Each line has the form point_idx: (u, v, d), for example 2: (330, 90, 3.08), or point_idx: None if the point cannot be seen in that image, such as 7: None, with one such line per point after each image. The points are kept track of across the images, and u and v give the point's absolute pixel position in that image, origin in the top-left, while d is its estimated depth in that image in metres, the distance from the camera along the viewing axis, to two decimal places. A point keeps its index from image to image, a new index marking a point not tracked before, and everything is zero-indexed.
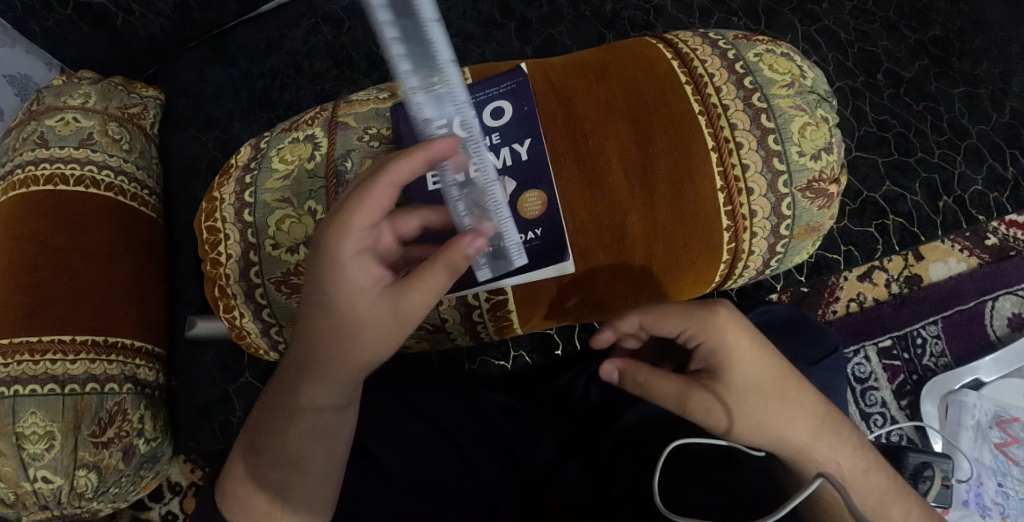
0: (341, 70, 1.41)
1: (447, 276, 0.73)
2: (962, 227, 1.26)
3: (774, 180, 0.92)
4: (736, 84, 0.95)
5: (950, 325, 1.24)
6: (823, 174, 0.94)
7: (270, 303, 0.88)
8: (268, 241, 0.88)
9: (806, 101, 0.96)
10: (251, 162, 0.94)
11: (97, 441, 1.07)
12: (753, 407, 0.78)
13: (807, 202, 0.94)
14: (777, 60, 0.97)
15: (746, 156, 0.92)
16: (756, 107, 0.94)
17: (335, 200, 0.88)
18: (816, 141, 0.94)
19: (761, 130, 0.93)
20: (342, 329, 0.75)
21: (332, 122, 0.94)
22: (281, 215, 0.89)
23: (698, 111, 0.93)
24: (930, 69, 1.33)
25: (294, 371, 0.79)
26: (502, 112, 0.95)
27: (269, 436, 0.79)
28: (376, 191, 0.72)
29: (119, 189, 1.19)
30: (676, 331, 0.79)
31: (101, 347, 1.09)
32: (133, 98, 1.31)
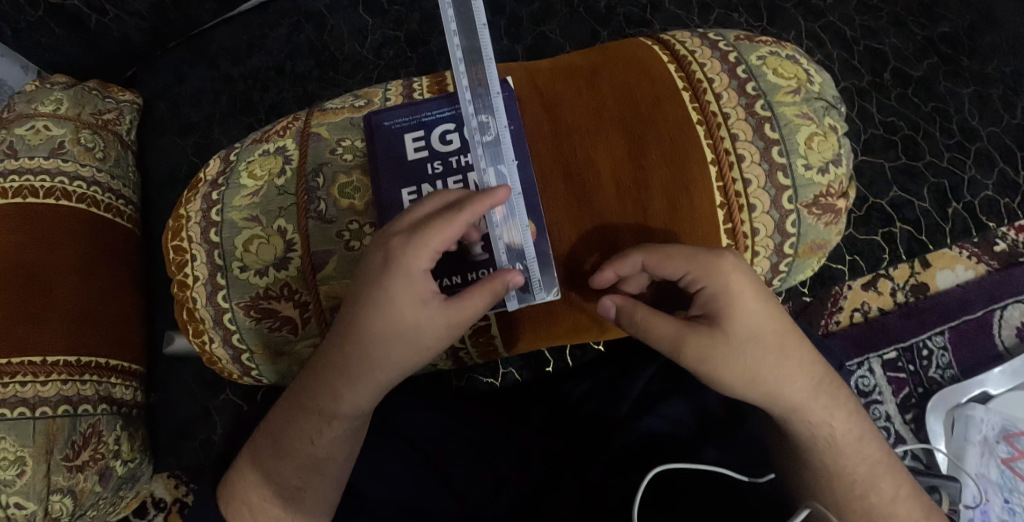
0: (323, 71, 1.36)
1: (490, 302, 0.75)
2: (971, 234, 1.21)
3: (777, 196, 0.86)
4: (738, 90, 0.88)
5: (957, 336, 1.19)
6: (831, 188, 0.87)
7: (239, 329, 0.84)
8: (235, 263, 0.83)
9: (813, 109, 0.88)
10: (219, 176, 0.89)
11: (71, 465, 1.03)
12: (750, 370, 0.76)
13: (813, 218, 0.87)
14: (782, 63, 0.90)
15: (748, 170, 0.85)
16: (761, 116, 0.87)
17: (305, 219, 0.83)
18: (823, 153, 0.87)
19: (765, 141, 0.86)
20: (390, 356, 0.75)
21: (304, 133, 0.88)
22: (248, 235, 0.84)
23: (697, 120, 0.87)
24: (939, 67, 1.27)
25: (327, 374, 0.78)
26: None
27: (295, 443, 0.80)
28: (439, 228, 0.73)
29: (92, 201, 1.15)
30: (679, 273, 0.77)
31: (74, 368, 1.05)
32: (108, 103, 1.26)
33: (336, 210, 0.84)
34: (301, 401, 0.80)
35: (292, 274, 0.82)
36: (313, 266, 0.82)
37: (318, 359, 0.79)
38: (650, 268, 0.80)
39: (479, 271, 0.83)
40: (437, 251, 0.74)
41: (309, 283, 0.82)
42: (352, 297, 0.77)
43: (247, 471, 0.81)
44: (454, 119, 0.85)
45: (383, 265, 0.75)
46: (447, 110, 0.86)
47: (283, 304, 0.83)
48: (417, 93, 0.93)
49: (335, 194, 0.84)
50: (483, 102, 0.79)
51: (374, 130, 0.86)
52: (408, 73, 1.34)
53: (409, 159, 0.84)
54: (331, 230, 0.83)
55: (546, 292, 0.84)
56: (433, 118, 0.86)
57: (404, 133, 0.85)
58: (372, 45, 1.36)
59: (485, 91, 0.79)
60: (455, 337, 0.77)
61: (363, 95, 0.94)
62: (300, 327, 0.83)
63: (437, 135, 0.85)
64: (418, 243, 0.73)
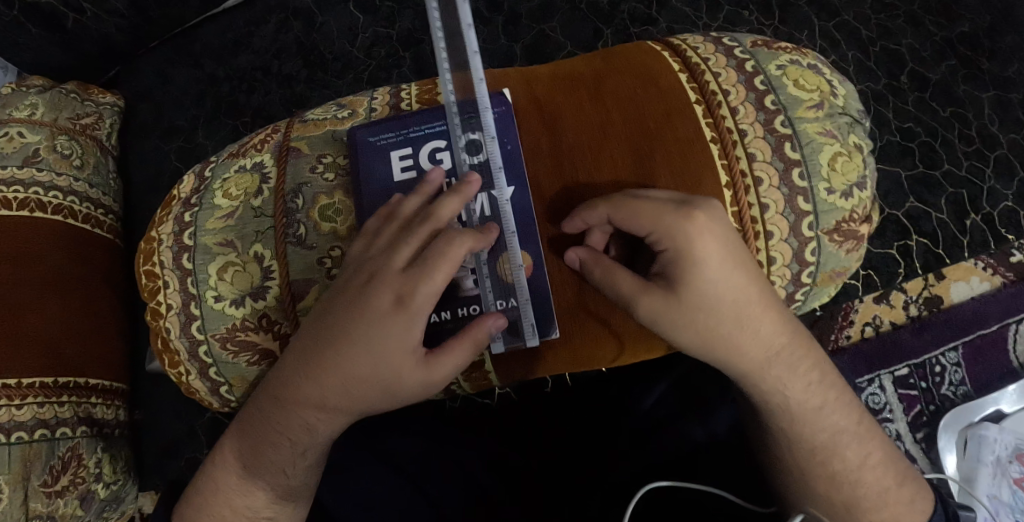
0: (312, 71, 1.30)
1: (470, 353, 0.68)
2: (989, 247, 1.16)
3: (797, 222, 0.77)
4: (756, 103, 0.79)
5: (971, 352, 1.14)
6: (855, 213, 0.78)
7: (215, 361, 0.79)
8: (209, 292, 0.78)
9: (838, 126, 0.79)
10: (194, 195, 0.84)
11: (49, 491, 0.98)
12: (705, 335, 0.70)
13: (834, 246, 0.78)
14: (804, 73, 0.81)
15: (765, 194, 0.76)
16: (781, 134, 0.77)
17: (283, 244, 0.78)
18: (847, 176, 0.77)
19: (785, 162, 0.76)
20: (374, 398, 0.68)
21: (283, 148, 0.83)
22: (223, 262, 0.79)
23: (710, 138, 0.77)
24: (958, 70, 1.22)
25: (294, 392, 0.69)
26: (479, 145, 0.77)
27: (270, 477, 0.73)
28: (439, 265, 0.66)
29: (69, 211, 1.08)
30: (644, 230, 0.70)
31: (52, 390, 1.00)
32: (87, 107, 1.21)
33: (317, 235, 0.78)
34: (269, 435, 0.72)
35: (270, 304, 0.78)
36: (293, 295, 0.77)
37: (284, 392, 0.70)
38: (616, 221, 0.72)
39: (468, 307, 0.75)
40: (434, 291, 0.66)
41: (289, 313, 0.77)
42: (333, 334, 0.68)
43: (217, 509, 0.74)
44: (443, 136, 0.79)
45: (378, 308, 0.66)
46: (437, 125, 0.79)
47: (260, 336, 0.78)
48: (406, 100, 0.87)
49: (316, 215, 0.79)
50: (472, 121, 0.77)
51: (358, 148, 0.80)
52: (400, 73, 1.28)
53: (396, 179, 0.78)
54: (311, 256, 0.78)
55: (540, 337, 0.76)
56: (420, 134, 0.79)
57: (390, 150, 0.79)
58: (362, 44, 1.30)
59: (474, 110, 0.77)
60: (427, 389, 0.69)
61: (346, 103, 0.88)
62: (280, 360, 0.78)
63: (426, 154, 0.78)
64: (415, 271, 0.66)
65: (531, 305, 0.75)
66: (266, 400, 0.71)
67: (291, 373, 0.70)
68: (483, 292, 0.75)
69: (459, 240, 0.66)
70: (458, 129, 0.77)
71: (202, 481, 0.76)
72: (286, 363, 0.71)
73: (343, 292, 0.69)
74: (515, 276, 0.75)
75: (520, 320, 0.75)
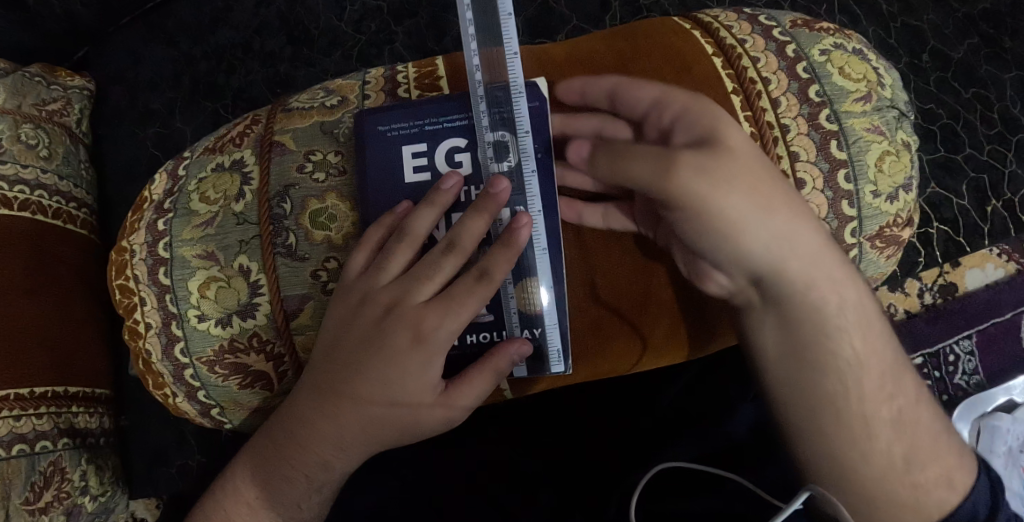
0: (297, 48, 1.20)
1: (492, 383, 0.65)
2: (1010, 235, 1.12)
3: (839, 229, 0.71)
4: (800, 94, 0.71)
5: (984, 340, 1.09)
6: (899, 217, 0.73)
7: (203, 385, 0.73)
8: (191, 311, 0.71)
9: (885, 121, 0.72)
10: (168, 197, 0.75)
11: (33, 509, 0.90)
12: (755, 187, 0.59)
13: (874, 253, 0.73)
14: (850, 60, 0.73)
15: (808, 197, 0.70)
16: (825, 130, 0.71)
17: (272, 256, 0.70)
18: (894, 177, 0.71)
19: (831, 162, 0.70)
20: (393, 436, 0.66)
21: (265, 143, 0.73)
22: (204, 277, 0.71)
23: (750, 134, 0.70)
24: (981, 49, 1.16)
25: (310, 422, 0.66)
26: (505, 147, 0.68)
27: (281, 512, 0.69)
28: (466, 301, 0.62)
29: (37, 207, 0.98)
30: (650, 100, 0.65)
31: (29, 401, 0.91)
32: (54, 91, 1.10)
33: (309, 245, 0.70)
34: (278, 472, 0.68)
35: (261, 325, 0.70)
36: (286, 312, 0.70)
37: (298, 428, 0.66)
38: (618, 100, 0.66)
39: (479, 333, 0.69)
40: (461, 326, 0.63)
41: (283, 334, 0.71)
42: (348, 371, 0.64)
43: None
44: (462, 133, 0.68)
45: (398, 346, 0.63)
46: (455, 118, 0.69)
47: (254, 359, 0.71)
48: (404, 88, 0.75)
49: (306, 222, 0.70)
50: (502, 116, 0.68)
51: (366, 141, 0.69)
52: (393, 51, 1.19)
53: (404, 182, 0.68)
54: (305, 269, 0.70)
55: (565, 365, 0.70)
56: (434, 129, 0.69)
57: (396, 147, 0.69)
58: (350, 18, 1.20)
59: (506, 98, 0.68)
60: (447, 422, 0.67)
61: (336, 88, 0.77)
62: (276, 382, 0.73)
63: (442, 153, 0.69)
64: (438, 306, 0.63)
65: (557, 330, 0.69)
66: (277, 435, 0.68)
67: (304, 408, 0.66)
68: (505, 316, 0.69)
69: (494, 269, 0.62)
70: (485, 119, 0.68)
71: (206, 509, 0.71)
72: (298, 392, 0.67)
73: (353, 326, 0.65)
74: (543, 301, 0.68)
75: (544, 344, 0.69)
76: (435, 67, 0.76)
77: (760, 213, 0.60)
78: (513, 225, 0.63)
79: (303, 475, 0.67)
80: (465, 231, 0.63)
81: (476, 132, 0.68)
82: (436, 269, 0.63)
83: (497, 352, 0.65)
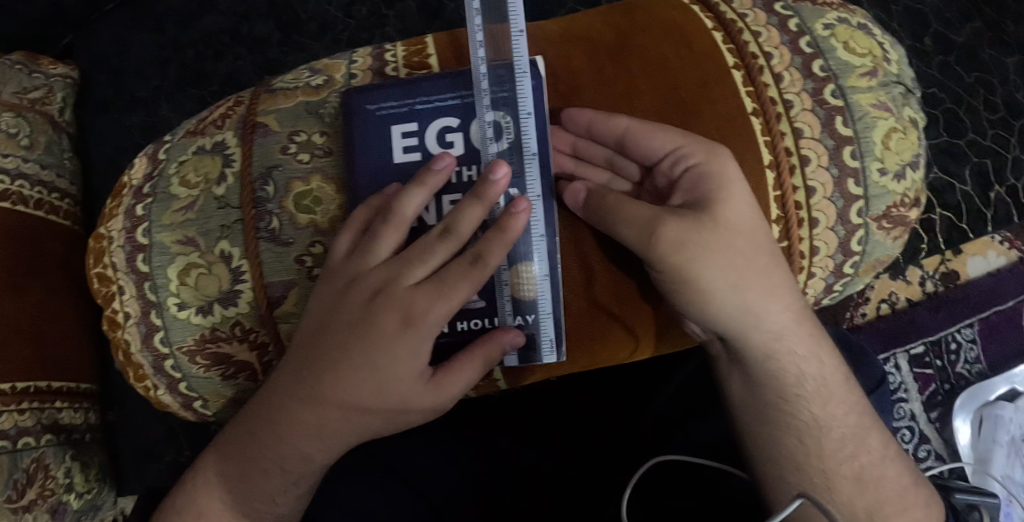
0: (285, 33, 1.18)
1: (483, 371, 0.63)
2: (1014, 222, 1.10)
3: (845, 209, 0.69)
4: (803, 70, 0.69)
5: (987, 328, 1.07)
6: (906, 197, 0.71)
7: (185, 377, 0.70)
8: (171, 299, 0.68)
9: (892, 97, 0.70)
10: (147, 181, 0.72)
11: (16, 508, 0.86)
12: (739, 267, 0.62)
13: (881, 234, 0.71)
14: (855, 35, 0.71)
15: (813, 175, 0.68)
16: (831, 106, 0.68)
17: (255, 240, 0.67)
18: (902, 155, 0.69)
19: (836, 139, 0.68)
20: (375, 425, 0.64)
21: (248, 124, 0.70)
22: (184, 264, 0.68)
23: (752, 110, 0.68)
24: (983, 32, 1.14)
25: (291, 409, 0.63)
26: (501, 128, 0.65)
27: (255, 506, 0.66)
28: (457, 286, 0.60)
29: (17, 197, 0.95)
30: (665, 150, 0.64)
31: (11, 397, 0.88)
32: (36, 79, 1.07)
33: (293, 229, 0.68)
34: (254, 462, 0.65)
35: (244, 312, 0.68)
36: (270, 300, 0.68)
37: (276, 416, 0.64)
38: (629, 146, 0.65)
39: (470, 320, 0.66)
40: (451, 311, 0.60)
41: (266, 322, 0.68)
42: (330, 358, 0.62)
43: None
44: (456, 113, 0.66)
45: (384, 332, 0.61)
46: (449, 96, 0.66)
47: (237, 348, 0.69)
48: (393, 62, 0.73)
49: (291, 206, 0.68)
50: (503, 95, 0.65)
51: (356, 119, 0.66)
52: (384, 37, 1.16)
53: (392, 163, 0.66)
54: (289, 254, 0.67)
55: (558, 353, 0.67)
56: (427, 108, 0.66)
57: (385, 126, 0.66)
58: (339, 2, 1.17)
59: (508, 77, 0.66)
60: (434, 412, 0.64)
61: (321, 67, 0.74)
62: (261, 372, 0.70)
63: (433, 132, 0.66)
64: (429, 290, 0.60)
65: (551, 319, 0.67)
66: (253, 425, 0.65)
67: (283, 397, 0.63)
68: (499, 303, 0.66)
69: (488, 253, 0.60)
70: (485, 97, 0.65)
71: (177, 503, 0.67)
72: (279, 379, 0.64)
73: (340, 310, 0.62)
74: (539, 286, 0.66)
75: (537, 334, 0.67)
76: (425, 45, 0.73)
77: (736, 290, 0.62)
78: (512, 209, 0.60)
79: (282, 466, 0.65)
80: (461, 217, 0.61)
81: (476, 111, 0.65)
82: (428, 253, 0.61)
83: (488, 341, 0.63)
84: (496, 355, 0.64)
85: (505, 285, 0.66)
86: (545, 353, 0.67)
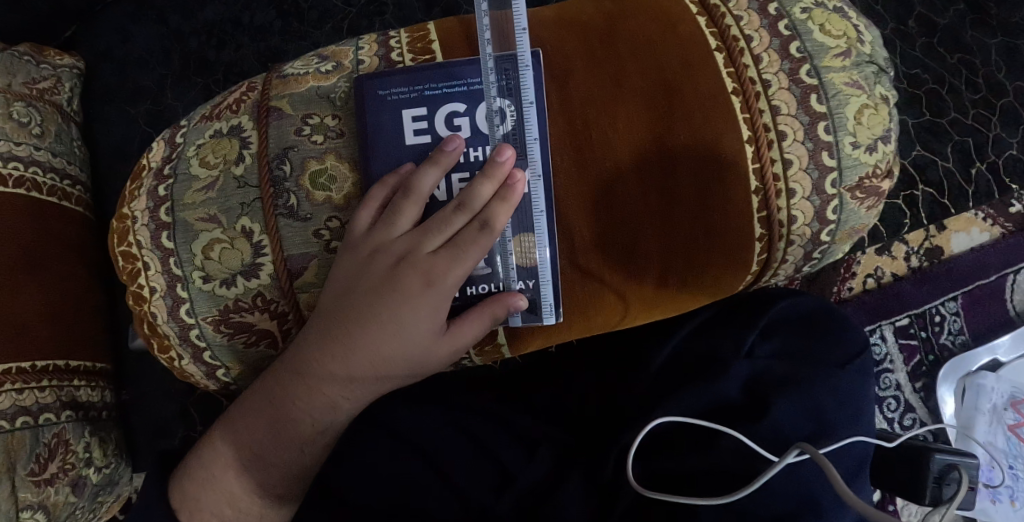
0: (287, 22, 1.21)
1: (490, 326, 0.68)
2: (993, 198, 1.14)
3: (820, 180, 0.72)
4: (781, 51, 0.72)
5: (969, 301, 1.13)
6: (878, 169, 0.74)
7: (209, 345, 0.75)
8: (195, 273, 0.72)
9: (864, 76, 0.73)
10: (166, 163, 0.76)
11: (39, 480, 0.91)
12: None
13: (855, 204, 0.74)
14: (831, 17, 0.74)
15: (789, 148, 0.71)
16: (806, 85, 0.71)
17: (273, 216, 0.71)
18: (873, 129, 0.72)
19: (811, 115, 0.71)
20: (400, 374, 0.69)
21: (262, 109, 0.74)
22: (208, 239, 0.72)
23: (732, 89, 0.71)
24: (966, 15, 1.18)
25: (314, 362, 0.68)
26: (504, 114, 0.69)
27: (276, 457, 0.71)
28: (468, 249, 0.66)
29: (31, 184, 0.98)
30: None
31: (32, 374, 0.92)
32: (44, 70, 1.09)
33: (311, 205, 0.72)
34: (286, 411, 0.69)
35: (265, 284, 0.72)
36: (290, 272, 0.72)
37: (302, 371, 0.68)
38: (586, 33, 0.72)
39: (478, 286, 0.71)
40: (467, 271, 0.67)
41: (286, 292, 0.73)
42: (359, 314, 0.67)
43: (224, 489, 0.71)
44: (463, 98, 0.70)
45: (410, 291, 0.66)
46: (455, 83, 0.70)
47: (258, 317, 0.73)
48: (397, 49, 0.77)
49: (307, 184, 0.72)
50: (509, 86, 0.70)
51: (369, 105, 0.70)
52: (383, 25, 1.20)
53: (403, 145, 0.70)
54: (307, 229, 0.72)
55: (557, 316, 0.73)
56: (434, 94, 0.70)
57: (396, 111, 0.70)
58: None
59: (512, 67, 0.70)
60: (449, 360, 0.70)
61: (330, 54, 0.78)
62: (282, 339, 0.75)
63: (442, 117, 0.70)
64: (443, 255, 0.67)
65: (550, 285, 0.71)
66: (282, 378, 0.69)
67: (308, 353, 0.68)
68: (504, 269, 0.71)
69: (495, 220, 0.66)
70: (492, 86, 0.70)
71: (199, 455, 0.73)
72: (305, 339, 0.69)
73: (366, 272, 0.67)
74: (538, 255, 0.71)
75: (538, 298, 0.72)
76: (427, 32, 0.77)
77: None
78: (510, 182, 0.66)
79: (305, 417, 0.70)
80: (473, 191, 0.66)
81: (484, 98, 0.70)
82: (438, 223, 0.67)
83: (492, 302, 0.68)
84: (502, 312, 0.68)
85: (509, 250, 0.71)
86: (545, 314, 0.72)
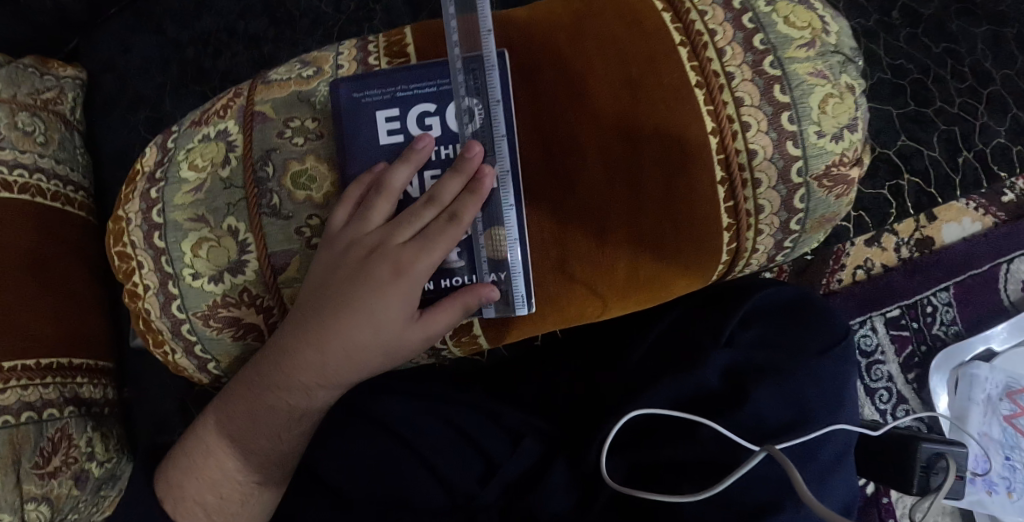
0: (280, 29, 1.24)
1: (461, 315, 0.70)
2: (982, 186, 1.14)
3: (785, 168, 0.73)
4: (744, 44, 0.73)
5: (961, 292, 1.12)
6: (845, 156, 0.74)
7: (200, 339, 0.77)
8: (185, 270, 0.75)
9: (829, 65, 0.74)
10: (157, 167, 0.79)
11: (42, 473, 0.93)
12: None
13: (823, 192, 0.75)
14: (795, 9, 0.75)
15: (754, 139, 0.72)
16: (769, 76, 0.72)
17: (257, 215, 0.74)
18: (839, 118, 0.74)
19: (774, 105, 0.72)
20: (376, 362, 0.72)
21: (247, 114, 0.77)
22: (196, 238, 0.75)
23: (697, 82, 0.72)
24: (951, 5, 1.18)
25: (291, 349, 0.70)
26: (472, 111, 0.71)
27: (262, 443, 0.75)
28: (437, 241, 0.68)
29: (35, 190, 1.02)
30: None
31: (37, 371, 0.95)
32: (47, 81, 1.13)
33: (292, 204, 0.74)
34: (265, 397, 0.72)
35: (250, 280, 0.75)
36: (274, 268, 0.75)
37: (280, 359, 0.71)
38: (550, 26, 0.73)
39: (452, 278, 0.73)
40: (435, 261, 0.69)
41: (270, 287, 0.75)
42: (332, 303, 0.69)
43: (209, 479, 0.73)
44: (434, 98, 0.72)
45: (379, 280, 0.69)
46: (426, 84, 0.72)
47: (245, 312, 0.76)
48: (374, 53, 0.79)
49: (289, 184, 0.74)
50: (476, 85, 0.71)
51: (344, 107, 0.72)
52: (371, 30, 1.22)
53: (378, 144, 0.72)
54: (289, 227, 0.74)
55: (530, 306, 0.74)
56: (407, 95, 0.72)
57: (371, 112, 0.72)
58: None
59: (478, 66, 0.71)
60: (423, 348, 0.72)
61: (312, 60, 0.80)
62: (267, 333, 0.77)
63: (415, 117, 0.72)
64: (413, 247, 0.69)
65: (522, 277, 0.73)
66: (262, 365, 0.72)
67: (286, 341, 0.71)
68: (477, 263, 0.73)
69: (462, 211, 0.68)
70: (460, 85, 0.71)
71: (185, 448, 0.76)
72: (284, 328, 0.71)
73: (340, 263, 0.70)
74: (510, 247, 0.72)
75: (511, 290, 0.73)
76: (403, 35, 0.79)
77: None
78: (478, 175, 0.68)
79: (286, 402, 0.73)
80: (442, 186, 0.68)
81: (454, 98, 0.71)
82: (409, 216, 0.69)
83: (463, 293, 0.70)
84: (474, 301, 0.70)
85: (480, 242, 0.72)
86: (518, 306, 0.73)
